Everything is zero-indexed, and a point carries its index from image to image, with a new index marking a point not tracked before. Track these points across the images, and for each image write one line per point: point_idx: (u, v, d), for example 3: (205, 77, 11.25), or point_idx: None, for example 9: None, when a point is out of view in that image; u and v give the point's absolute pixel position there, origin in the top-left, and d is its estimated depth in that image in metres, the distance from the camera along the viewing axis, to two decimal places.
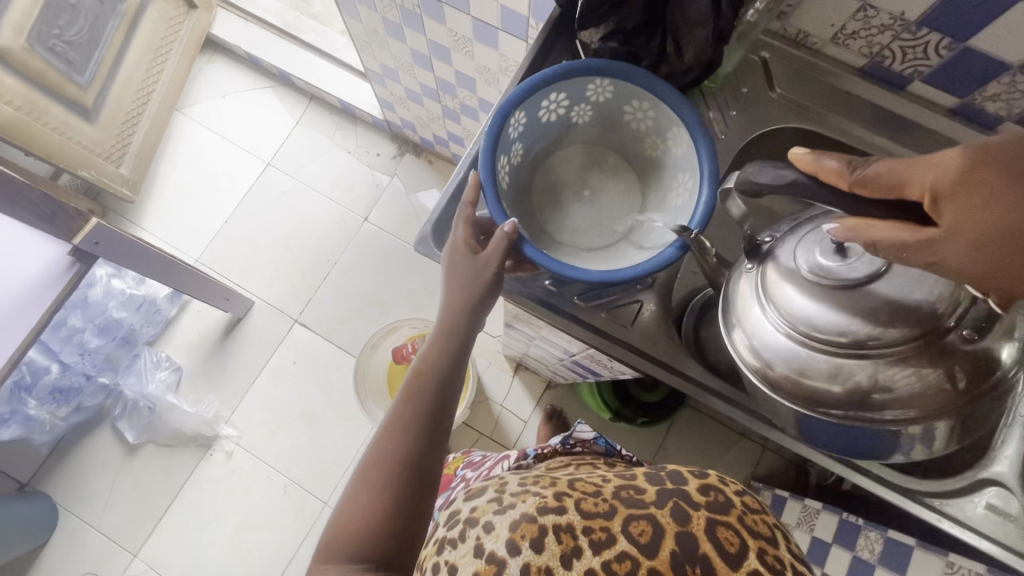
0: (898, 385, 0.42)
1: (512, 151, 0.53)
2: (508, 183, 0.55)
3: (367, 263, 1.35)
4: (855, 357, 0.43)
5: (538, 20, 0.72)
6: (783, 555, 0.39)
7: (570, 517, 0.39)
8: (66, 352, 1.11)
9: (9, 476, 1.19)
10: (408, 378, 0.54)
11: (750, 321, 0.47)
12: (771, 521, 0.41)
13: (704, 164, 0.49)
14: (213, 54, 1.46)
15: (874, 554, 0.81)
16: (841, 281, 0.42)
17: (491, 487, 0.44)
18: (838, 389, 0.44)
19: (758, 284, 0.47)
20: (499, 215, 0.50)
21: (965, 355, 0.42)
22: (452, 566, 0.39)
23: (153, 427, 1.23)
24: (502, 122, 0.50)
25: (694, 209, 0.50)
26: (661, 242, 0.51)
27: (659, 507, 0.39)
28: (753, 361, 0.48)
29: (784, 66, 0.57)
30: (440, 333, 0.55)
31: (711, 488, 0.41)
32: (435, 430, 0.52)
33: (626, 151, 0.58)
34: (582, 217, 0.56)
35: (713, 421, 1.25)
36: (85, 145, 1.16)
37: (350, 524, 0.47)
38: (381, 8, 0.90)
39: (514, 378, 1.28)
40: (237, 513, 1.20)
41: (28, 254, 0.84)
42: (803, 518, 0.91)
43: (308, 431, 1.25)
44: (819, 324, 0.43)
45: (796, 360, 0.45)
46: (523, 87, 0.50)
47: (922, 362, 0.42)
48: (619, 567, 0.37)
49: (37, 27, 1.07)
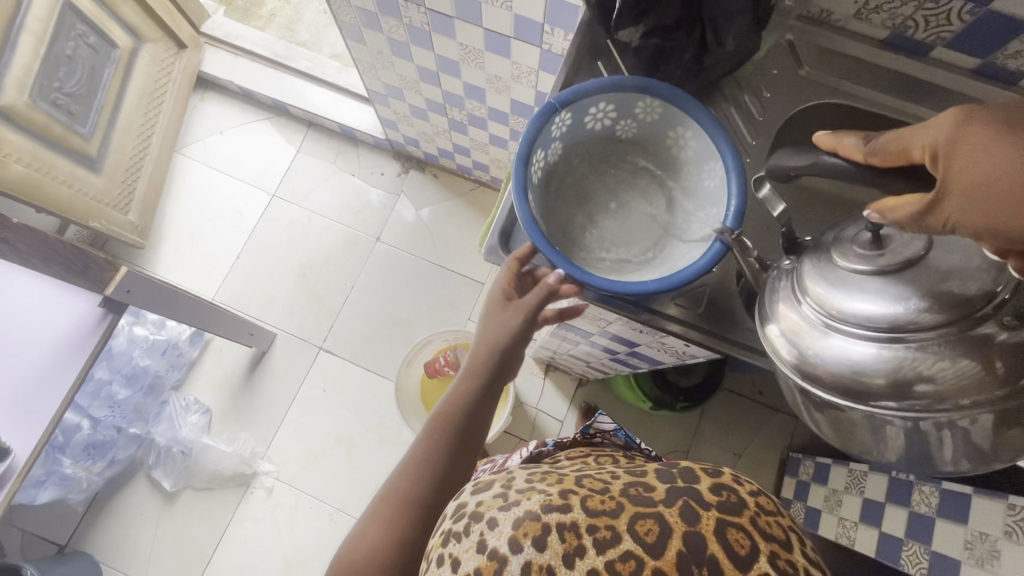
0: (939, 376, 0.40)
1: (550, 147, 0.52)
2: (539, 178, 0.52)
3: (385, 282, 1.35)
4: (898, 345, 0.41)
5: (554, 26, 0.74)
6: (799, 561, 0.32)
7: (575, 515, 0.34)
8: (94, 406, 1.11)
9: (48, 540, 1.17)
10: (436, 417, 0.57)
11: (784, 315, 0.48)
12: (786, 523, 0.35)
13: (735, 191, 0.48)
14: (205, 91, 1.45)
15: (932, 507, 0.81)
16: (877, 265, 0.42)
17: (498, 481, 0.40)
18: (881, 376, 0.42)
19: (792, 279, 0.48)
20: (521, 203, 0.47)
21: (1002, 345, 0.39)
22: (455, 562, 0.35)
23: (189, 472, 1.21)
24: (546, 115, 0.49)
25: (724, 208, 0.49)
26: (700, 240, 0.50)
27: (668, 506, 0.34)
28: (790, 355, 0.47)
29: (808, 47, 0.59)
30: (469, 376, 0.59)
31: (724, 486, 0.35)
32: (457, 473, 0.53)
33: (662, 174, 0.55)
34: (605, 229, 0.54)
35: (746, 399, 1.28)
36: (93, 197, 1.16)
37: (365, 549, 0.49)
38: (387, 28, 0.91)
39: (546, 379, 1.29)
40: (286, 547, 1.19)
41: (62, 312, 0.83)
42: (852, 482, 0.99)
43: (347, 456, 1.24)
44: (852, 310, 0.43)
45: (838, 352, 0.44)
46: (575, 87, 0.49)
47: (958, 351, 0.40)
48: (624, 567, 0.32)
49: (39, 81, 1.06)
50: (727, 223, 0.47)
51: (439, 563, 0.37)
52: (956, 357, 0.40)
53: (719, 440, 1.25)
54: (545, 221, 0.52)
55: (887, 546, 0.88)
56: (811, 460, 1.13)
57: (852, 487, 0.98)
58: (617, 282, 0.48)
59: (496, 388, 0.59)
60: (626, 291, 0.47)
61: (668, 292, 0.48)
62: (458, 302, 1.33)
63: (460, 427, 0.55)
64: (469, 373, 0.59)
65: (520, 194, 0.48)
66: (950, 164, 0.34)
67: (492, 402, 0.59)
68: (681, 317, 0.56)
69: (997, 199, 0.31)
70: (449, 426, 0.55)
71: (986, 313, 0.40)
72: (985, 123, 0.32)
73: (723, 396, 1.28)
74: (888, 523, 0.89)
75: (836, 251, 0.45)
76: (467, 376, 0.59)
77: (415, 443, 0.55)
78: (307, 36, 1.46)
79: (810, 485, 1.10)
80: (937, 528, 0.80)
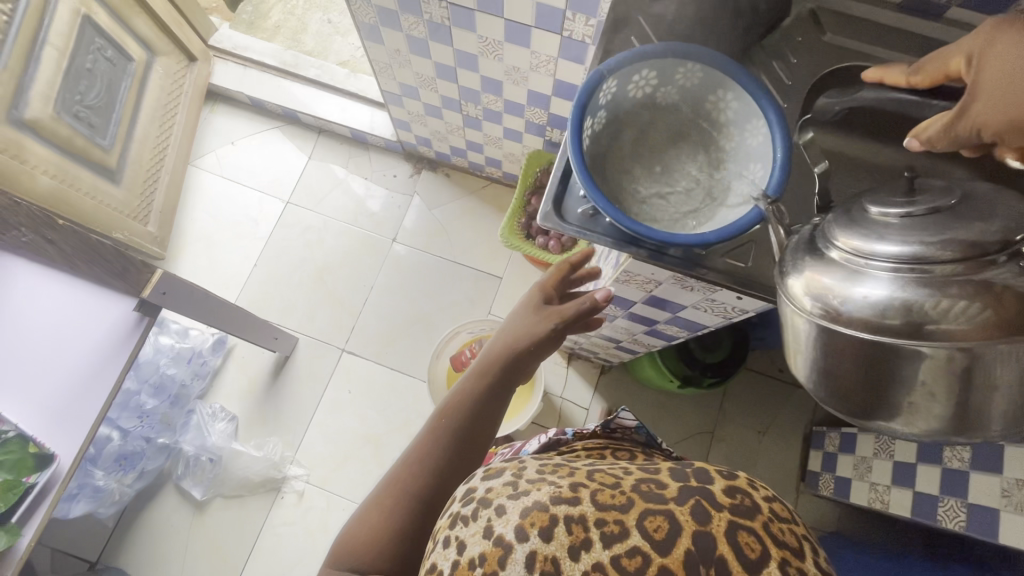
0: (949, 316, 0.37)
1: (597, 115, 0.55)
2: (589, 144, 0.55)
3: (404, 281, 1.36)
4: (923, 276, 0.38)
5: (576, 12, 0.77)
6: (811, 570, 0.33)
7: (583, 508, 0.35)
8: (124, 418, 1.11)
9: (79, 557, 1.16)
10: (451, 403, 0.57)
11: (806, 267, 0.43)
12: (801, 531, 0.35)
13: (779, 143, 0.50)
14: (214, 104, 1.47)
15: (964, 461, 0.83)
16: (907, 209, 0.40)
17: (508, 470, 0.40)
18: (898, 316, 0.38)
19: (813, 239, 0.45)
20: (577, 157, 0.50)
21: (1014, 290, 0.36)
22: (460, 546, 0.36)
23: (218, 481, 1.20)
24: (595, 82, 0.52)
25: (769, 166, 0.51)
26: (741, 202, 0.52)
27: (680, 504, 0.35)
28: (815, 306, 0.42)
29: (828, 14, 0.62)
30: (487, 369, 0.60)
31: (739, 489, 0.36)
32: (467, 454, 0.53)
33: (700, 139, 0.58)
34: (651, 190, 0.56)
35: (766, 378, 1.30)
36: (114, 207, 1.18)
37: (368, 526, 0.48)
38: (407, 25, 0.93)
39: (569, 368, 1.30)
40: (321, 550, 1.18)
41: (99, 317, 0.82)
42: (880, 448, 1.00)
43: (376, 456, 1.24)
44: (878, 245, 0.40)
45: (862, 294, 0.39)
46: (621, 56, 0.52)
47: (972, 290, 0.37)
48: (630, 563, 0.33)
49: (62, 94, 1.08)
50: (771, 189, 0.49)
51: (444, 545, 0.37)
52: (965, 297, 0.37)
53: (741, 420, 1.27)
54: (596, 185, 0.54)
55: (922, 505, 0.89)
56: (836, 432, 1.14)
57: (881, 453, 1.00)
58: (671, 235, 0.50)
59: (512, 379, 0.60)
60: (681, 242, 0.49)
61: (725, 242, 0.50)
62: (477, 298, 1.34)
63: (472, 415, 0.55)
64: (484, 368, 0.60)
65: (578, 155, 0.50)
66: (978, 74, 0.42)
67: (508, 390, 0.60)
68: (727, 273, 0.55)
69: (1009, 97, 0.40)
70: (465, 409, 0.56)
71: (996, 258, 0.37)
72: (1008, 33, 0.41)
73: (744, 376, 1.30)
74: (922, 483, 0.90)
75: (867, 202, 0.43)
76: (484, 366, 0.60)
77: (426, 426, 0.55)
78: (313, 45, 1.49)
79: (837, 456, 1.12)
80: (972, 482, 0.81)
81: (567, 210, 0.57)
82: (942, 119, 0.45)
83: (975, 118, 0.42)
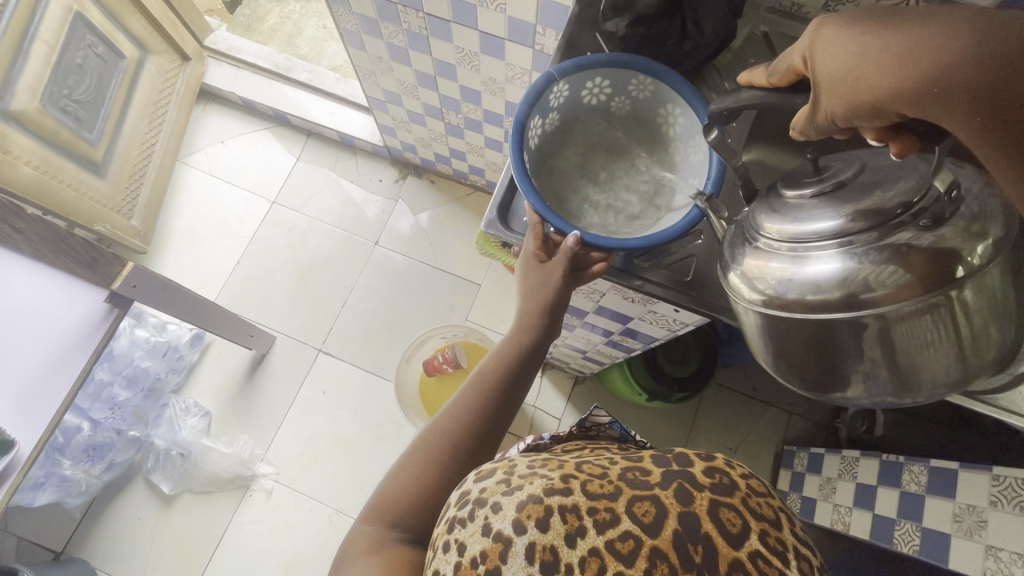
0: (885, 284, 0.38)
1: (547, 116, 0.57)
2: (535, 144, 0.57)
3: (383, 285, 1.37)
4: (848, 248, 0.39)
5: (545, 27, 0.79)
6: (789, 539, 0.33)
7: (576, 497, 0.34)
8: (95, 409, 1.12)
9: (44, 546, 1.16)
10: (480, 371, 0.57)
11: (744, 258, 0.44)
12: (777, 505, 0.36)
13: (712, 167, 0.52)
14: (207, 102, 1.50)
15: (921, 485, 0.82)
16: (818, 187, 0.40)
17: (500, 468, 0.39)
18: (836, 289, 0.39)
19: (744, 227, 0.45)
20: (517, 161, 0.51)
21: (921, 250, 0.37)
22: (460, 547, 0.34)
23: (188, 476, 1.21)
24: (545, 83, 0.53)
25: (707, 172, 0.53)
26: (684, 206, 0.54)
27: (664, 489, 0.34)
28: (754, 295, 0.44)
29: (780, 37, 0.64)
30: (513, 333, 0.59)
31: (717, 469, 0.36)
32: (496, 424, 0.54)
33: (650, 149, 0.60)
34: (592, 195, 0.58)
35: (739, 396, 1.30)
36: (97, 199, 1.22)
37: (403, 486, 0.49)
38: (387, 34, 0.95)
39: (543, 377, 1.31)
40: (285, 550, 1.18)
41: (68, 306, 0.82)
42: (845, 469, 1.00)
43: (346, 458, 1.25)
44: (800, 230, 0.40)
45: (799, 275, 0.41)
46: (576, 60, 0.54)
47: (890, 255, 0.37)
48: (624, 546, 0.32)
49: (49, 88, 1.12)
50: (709, 188, 0.51)
51: (445, 550, 0.35)
52: (876, 263, 0.38)
53: (713, 435, 1.27)
54: (539, 185, 0.56)
55: (880, 527, 0.88)
56: (805, 452, 1.14)
57: (845, 474, 0.99)
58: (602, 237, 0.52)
59: (542, 349, 0.60)
60: (611, 246, 0.50)
61: (653, 246, 0.51)
62: (456, 304, 1.35)
63: (503, 383, 0.56)
64: (515, 329, 0.59)
65: (516, 155, 0.51)
66: (817, 65, 0.38)
67: (537, 356, 0.59)
68: (666, 281, 0.57)
69: (866, 87, 0.35)
70: (496, 377, 0.56)
71: (904, 219, 0.37)
72: (845, 26, 0.36)
73: (718, 391, 1.30)
74: (881, 505, 0.89)
75: (783, 186, 0.43)
76: (515, 332, 0.59)
77: (457, 395, 0.56)
78: (307, 50, 1.51)
79: (805, 475, 1.12)
80: (927, 505, 0.80)
81: (512, 219, 0.63)
82: (802, 112, 0.40)
83: (837, 113, 0.38)
